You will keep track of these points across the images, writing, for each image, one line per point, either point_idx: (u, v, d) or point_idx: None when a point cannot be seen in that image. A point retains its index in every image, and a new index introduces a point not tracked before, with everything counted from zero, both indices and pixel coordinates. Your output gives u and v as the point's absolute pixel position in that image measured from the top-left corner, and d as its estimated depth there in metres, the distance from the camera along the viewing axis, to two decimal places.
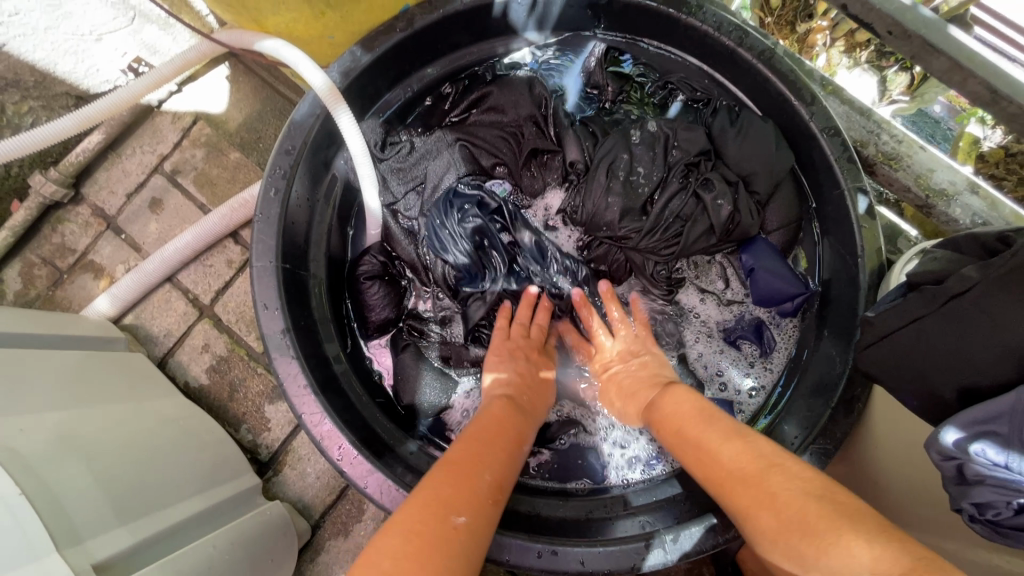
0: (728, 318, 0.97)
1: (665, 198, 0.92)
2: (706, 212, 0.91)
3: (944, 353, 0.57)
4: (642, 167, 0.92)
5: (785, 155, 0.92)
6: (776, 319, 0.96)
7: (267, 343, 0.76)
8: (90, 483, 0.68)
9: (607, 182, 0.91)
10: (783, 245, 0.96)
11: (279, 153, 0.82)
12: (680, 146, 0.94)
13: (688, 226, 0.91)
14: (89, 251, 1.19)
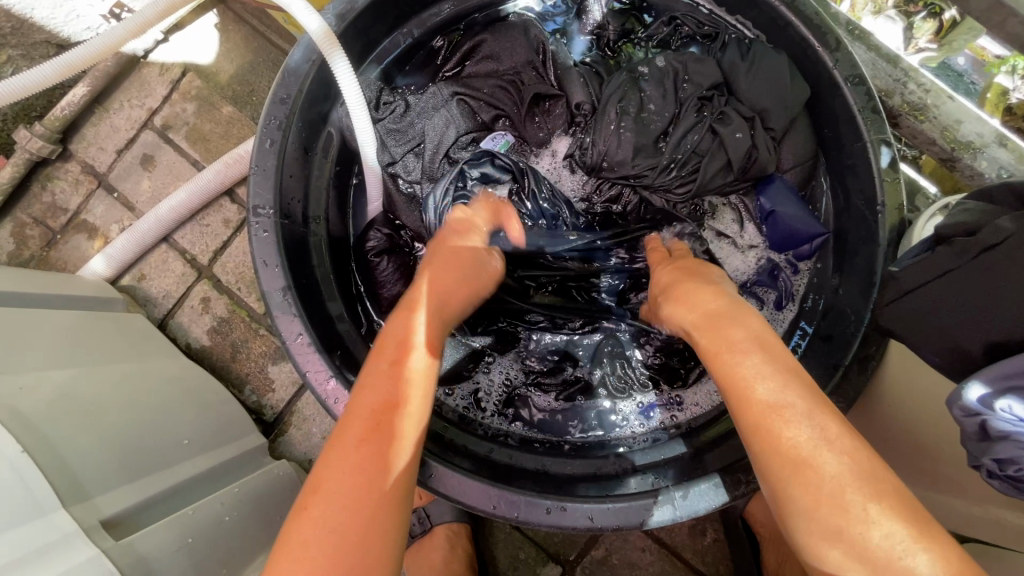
0: (747, 266, 0.94)
1: (680, 132, 0.88)
2: (724, 146, 0.87)
3: (970, 309, 0.55)
4: (653, 104, 0.89)
5: (801, 86, 0.87)
6: (792, 262, 0.94)
7: (268, 302, 0.73)
8: (94, 442, 0.67)
9: (618, 120, 0.88)
10: (798, 183, 0.93)
11: (272, 101, 0.78)
12: (691, 80, 0.90)
13: (706, 160, 0.88)
14: (82, 210, 1.15)
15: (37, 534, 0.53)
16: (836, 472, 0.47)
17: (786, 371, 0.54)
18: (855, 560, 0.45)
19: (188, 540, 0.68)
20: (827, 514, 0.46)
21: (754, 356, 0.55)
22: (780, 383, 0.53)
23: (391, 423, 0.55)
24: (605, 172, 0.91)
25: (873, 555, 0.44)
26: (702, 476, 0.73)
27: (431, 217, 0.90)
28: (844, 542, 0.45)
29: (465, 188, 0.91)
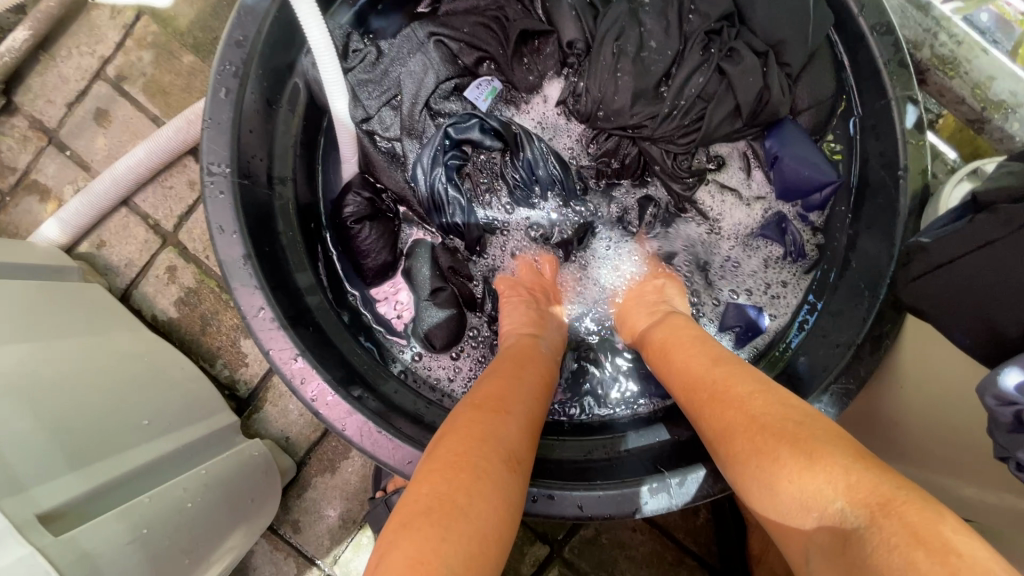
0: (753, 220, 0.88)
1: (684, 74, 0.79)
2: (731, 89, 0.79)
3: (1010, 284, 0.49)
4: (654, 42, 0.80)
5: (824, 11, 0.78)
6: (802, 214, 0.88)
7: (225, 272, 0.65)
8: (36, 427, 0.60)
9: (616, 59, 0.79)
10: (810, 128, 0.85)
11: (227, 44, 0.68)
12: (696, 10, 0.81)
13: (712, 105, 0.80)
14: (32, 170, 1.05)
15: None
16: (750, 428, 0.50)
17: (712, 360, 0.60)
18: (793, 509, 0.46)
19: (143, 531, 0.63)
20: (749, 469, 0.49)
21: (686, 354, 0.63)
22: (708, 369, 0.59)
23: (510, 405, 0.56)
24: (600, 122, 0.83)
25: (793, 497, 0.45)
26: (692, 464, 0.68)
27: (421, 187, 0.84)
28: (777, 495, 0.47)
29: (450, 151, 0.84)
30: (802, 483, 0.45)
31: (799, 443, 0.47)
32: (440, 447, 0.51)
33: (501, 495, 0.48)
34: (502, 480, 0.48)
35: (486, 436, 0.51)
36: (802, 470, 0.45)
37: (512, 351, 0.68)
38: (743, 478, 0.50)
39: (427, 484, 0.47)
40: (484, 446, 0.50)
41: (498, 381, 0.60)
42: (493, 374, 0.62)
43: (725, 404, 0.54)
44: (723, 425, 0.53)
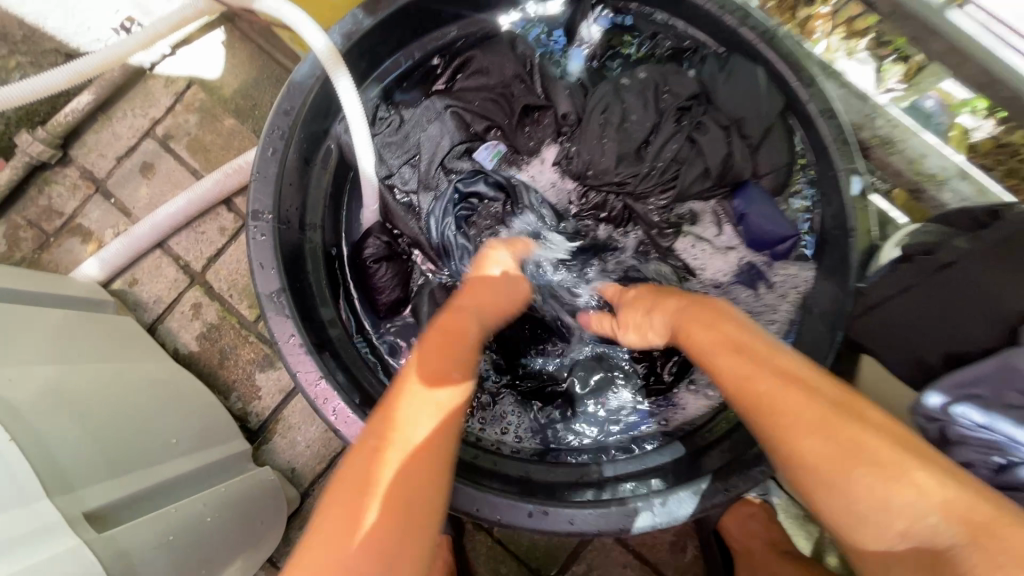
0: (726, 266, 0.99)
1: (660, 141, 0.94)
2: (701, 154, 0.93)
3: (928, 320, 0.62)
4: (635, 115, 0.94)
5: (774, 98, 0.92)
6: (769, 261, 0.97)
7: (263, 303, 0.75)
8: (82, 437, 0.67)
9: (602, 129, 0.94)
10: (774, 189, 0.96)
11: (277, 112, 0.81)
12: (670, 91, 0.95)
13: (684, 168, 0.94)
14: (77, 214, 1.16)
15: (18, 522, 0.53)
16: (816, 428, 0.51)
17: (732, 346, 0.59)
18: (874, 528, 0.49)
19: (168, 538, 0.67)
20: (835, 477, 0.50)
21: (727, 353, 0.58)
22: (763, 366, 0.56)
23: (391, 482, 0.53)
24: (589, 181, 0.97)
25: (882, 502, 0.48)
26: (675, 487, 0.75)
27: (433, 234, 0.95)
28: (865, 517, 0.49)
29: (460, 204, 0.96)
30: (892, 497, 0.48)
31: (875, 454, 0.49)
32: (337, 534, 0.50)
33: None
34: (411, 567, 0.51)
35: (386, 526, 0.51)
36: (890, 491, 0.48)
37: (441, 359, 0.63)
38: (814, 488, 0.51)
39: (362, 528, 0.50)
40: (343, 537, 0.50)
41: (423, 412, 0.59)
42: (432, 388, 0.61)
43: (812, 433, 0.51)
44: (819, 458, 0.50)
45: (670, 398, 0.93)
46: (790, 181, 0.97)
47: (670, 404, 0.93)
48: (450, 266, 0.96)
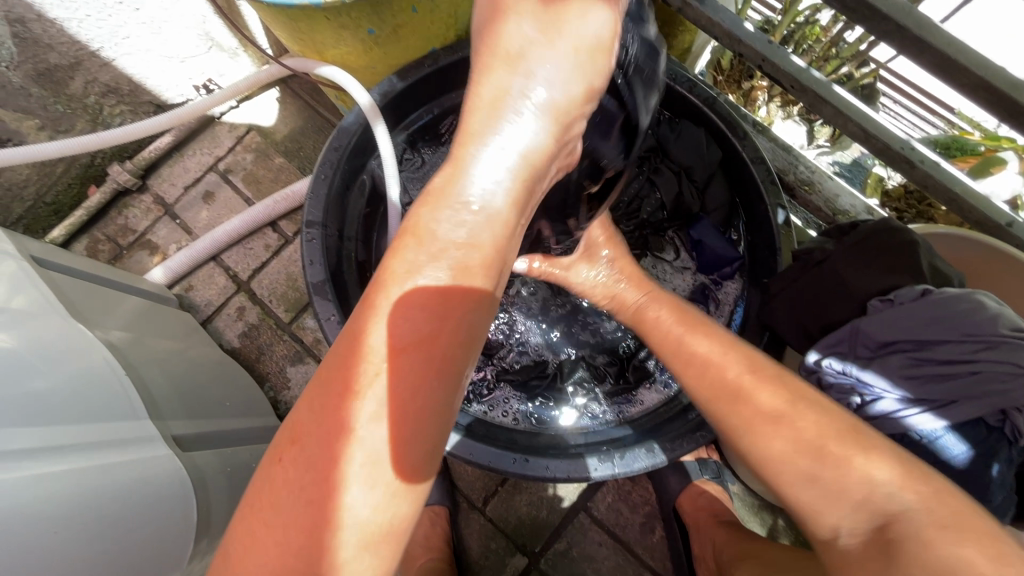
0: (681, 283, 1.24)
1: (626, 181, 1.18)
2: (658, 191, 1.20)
3: (813, 305, 0.79)
4: None
5: (714, 151, 1.16)
6: (718, 280, 1.20)
7: (310, 289, 0.96)
8: (166, 386, 0.87)
9: None
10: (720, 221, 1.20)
11: (328, 148, 1.06)
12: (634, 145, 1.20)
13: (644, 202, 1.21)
14: (148, 232, 1.40)
15: (129, 430, 0.72)
16: (720, 356, 0.74)
17: (682, 331, 0.82)
18: (809, 479, 0.60)
19: (228, 469, 0.87)
20: (746, 439, 0.66)
21: (672, 332, 0.83)
22: (682, 337, 0.81)
23: (330, 420, 0.49)
24: None
25: (751, 418, 0.66)
26: (632, 446, 0.93)
27: None
28: (789, 460, 0.62)
29: None
30: (794, 440, 0.62)
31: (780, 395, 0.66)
32: (278, 475, 0.48)
33: (378, 516, 0.49)
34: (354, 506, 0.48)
35: (324, 466, 0.48)
36: (793, 421, 0.63)
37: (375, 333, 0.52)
38: (764, 453, 0.64)
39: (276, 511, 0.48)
40: (280, 481, 0.48)
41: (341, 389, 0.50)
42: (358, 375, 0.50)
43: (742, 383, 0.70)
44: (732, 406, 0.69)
45: (641, 393, 1.09)
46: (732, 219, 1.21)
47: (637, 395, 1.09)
48: None
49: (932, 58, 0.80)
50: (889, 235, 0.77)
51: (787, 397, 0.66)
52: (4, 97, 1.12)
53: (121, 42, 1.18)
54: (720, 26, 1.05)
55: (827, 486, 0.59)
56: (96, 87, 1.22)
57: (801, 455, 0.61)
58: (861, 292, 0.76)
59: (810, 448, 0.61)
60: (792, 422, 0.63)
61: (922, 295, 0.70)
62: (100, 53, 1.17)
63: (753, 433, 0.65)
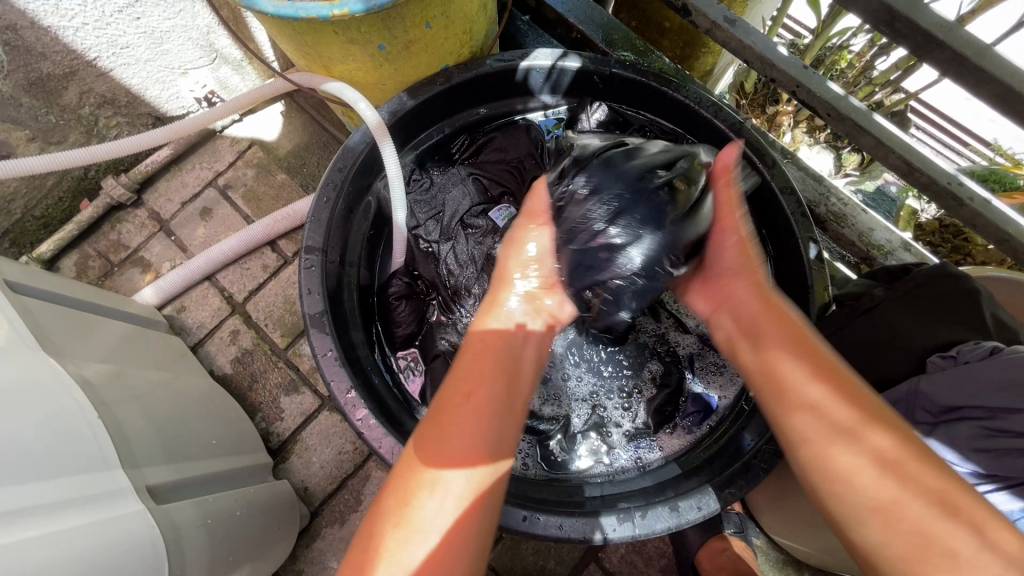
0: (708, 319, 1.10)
1: None
2: None
3: (862, 356, 0.72)
4: None
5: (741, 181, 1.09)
6: None
7: (307, 321, 0.89)
8: (144, 426, 0.80)
9: None
10: None
11: (332, 169, 0.99)
12: None
13: None
14: (141, 249, 1.34)
15: (97, 482, 0.65)
16: (815, 380, 0.66)
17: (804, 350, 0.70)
18: (905, 541, 0.54)
19: (208, 520, 0.79)
20: (846, 501, 0.59)
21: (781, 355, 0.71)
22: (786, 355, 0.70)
23: (452, 421, 0.68)
24: None
25: (831, 441, 0.61)
26: (653, 503, 0.85)
27: (453, 274, 1.12)
28: (874, 519, 0.56)
29: (477, 257, 1.12)
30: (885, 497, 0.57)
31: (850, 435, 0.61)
32: (409, 458, 0.67)
33: (465, 507, 0.63)
34: (432, 506, 0.62)
35: (441, 457, 0.65)
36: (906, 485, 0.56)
37: (469, 364, 0.75)
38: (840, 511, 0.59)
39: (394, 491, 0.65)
40: (405, 465, 0.66)
41: (463, 401, 0.70)
42: (465, 400, 0.70)
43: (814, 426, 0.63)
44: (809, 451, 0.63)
45: (662, 438, 1.02)
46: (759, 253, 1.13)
47: (657, 442, 1.01)
48: (463, 310, 1.10)
49: (994, 89, 0.73)
50: (947, 283, 0.70)
51: (882, 462, 0.58)
52: None
53: (119, 52, 1.13)
54: (752, 49, 0.99)
55: (872, 517, 0.57)
56: (91, 98, 1.17)
57: (902, 517, 0.55)
58: (918, 346, 0.69)
59: (890, 494, 0.56)
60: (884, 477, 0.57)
61: (990, 353, 0.61)
62: (96, 63, 1.12)
63: (820, 459, 0.61)
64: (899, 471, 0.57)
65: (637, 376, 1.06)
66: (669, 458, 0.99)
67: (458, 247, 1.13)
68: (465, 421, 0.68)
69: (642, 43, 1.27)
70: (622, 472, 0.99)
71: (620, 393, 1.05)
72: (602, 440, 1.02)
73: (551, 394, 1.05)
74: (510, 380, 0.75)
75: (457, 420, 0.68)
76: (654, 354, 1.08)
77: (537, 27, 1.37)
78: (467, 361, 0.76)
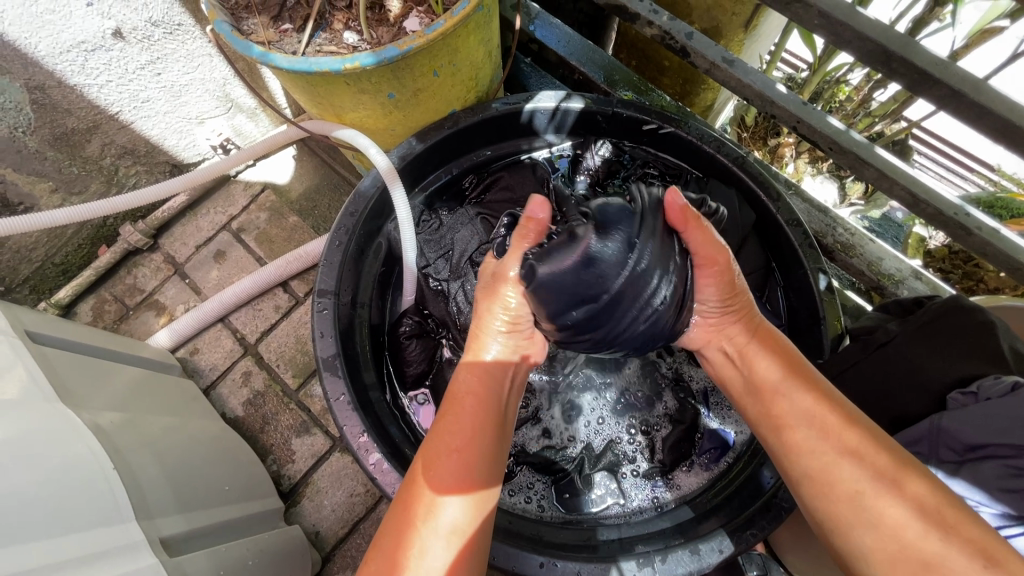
0: None
1: None
2: None
3: (878, 393, 0.71)
4: None
5: (747, 213, 1.10)
6: None
7: (320, 365, 0.89)
8: (158, 475, 0.79)
9: None
10: (756, 286, 1.12)
11: (345, 213, 1.01)
12: None
13: None
14: (156, 292, 1.36)
15: (113, 536, 0.65)
16: (807, 418, 0.64)
17: (780, 380, 0.69)
18: None
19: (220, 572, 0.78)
20: (862, 542, 0.55)
21: (774, 390, 0.69)
22: (778, 380, 0.69)
23: (440, 464, 0.68)
24: None
25: (821, 472, 0.60)
26: (674, 547, 0.83)
27: (463, 312, 1.11)
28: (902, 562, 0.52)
29: None
30: (906, 536, 0.53)
31: (865, 472, 0.58)
32: (405, 501, 0.66)
33: (454, 554, 0.62)
34: (431, 555, 0.62)
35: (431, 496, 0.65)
36: (923, 526, 0.53)
37: (448, 409, 0.73)
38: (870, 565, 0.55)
39: (382, 554, 0.63)
40: (400, 512, 0.65)
41: (441, 449, 0.69)
42: (434, 446, 0.69)
43: (830, 471, 0.59)
44: (823, 494, 0.59)
45: (678, 475, 1.00)
46: (768, 283, 1.13)
47: (672, 481, 1.00)
48: None
49: (994, 122, 0.74)
50: (962, 317, 0.70)
51: (918, 509, 0.54)
52: (19, 161, 1.09)
53: (140, 106, 1.18)
54: (751, 87, 1.02)
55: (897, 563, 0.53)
56: (112, 149, 1.21)
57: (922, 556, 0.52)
58: (935, 382, 0.68)
59: (905, 519, 0.54)
60: (905, 516, 0.54)
61: (1012, 389, 0.61)
62: (119, 116, 1.17)
63: (820, 496, 0.59)
64: (869, 500, 0.56)
65: (651, 413, 1.05)
66: (685, 498, 0.97)
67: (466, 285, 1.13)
68: (441, 470, 0.67)
69: (643, 83, 1.30)
70: (638, 512, 0.97)
71: (635, 431, 1.04)
72: (617, 479, 1.00)
73: (565, 433, 1.04)
74: (491, 416, 0.74)
75: (442, 469, 0.67)
76: (668, 388, 1.07)
77: (540, 68, 1.42)
78: (447, 403, 0.74)
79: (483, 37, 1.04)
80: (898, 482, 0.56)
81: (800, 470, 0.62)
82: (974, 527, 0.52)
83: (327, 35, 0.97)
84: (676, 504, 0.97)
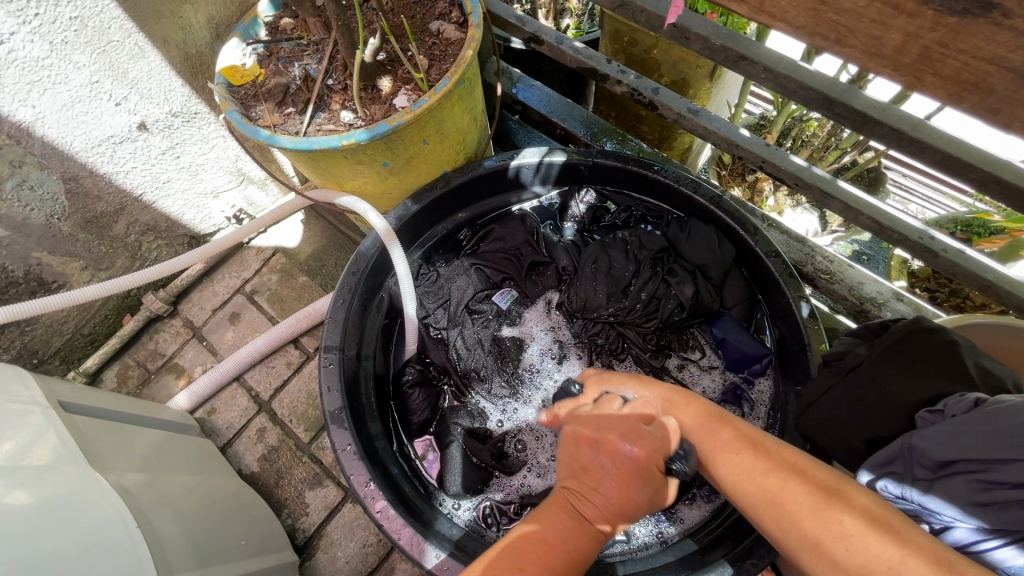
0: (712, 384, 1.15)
1: (641, 282, 1.17)
2: (672, 293, 1.15)
3: (853, 417, 0.75)
4: (618, 264, 1.19)
5: (726, 248, 1.15)
6: (750, 378, 1.13)
7: (327, 418, 0.95)
8: (179, 533, 0.84)
9: (594, 276, 1.18)
10: (743, 317, 1.17)
11: (347, 272, 1.09)
12: (645, 247, 1.20)
13: (660, 303, 1.15)
14: (176, 355, 1.44)
15: None
16: (738, 447, 0.68)
17: (716, 419, 0.73)
18: None
19: None
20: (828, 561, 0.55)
21: (704, 431, 0.73)
22: (709, 420, 0.74)
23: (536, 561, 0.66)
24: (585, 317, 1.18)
25: (775, 495, 0.62)
26: None
27: (462, 359, 1.18)
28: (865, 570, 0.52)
29: (484, 343, 1.19)
30: (866, 551, 0.53)
31: (810, 493, 0.59)
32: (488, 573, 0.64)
33: None
34: None
35: None
36: (875, 534, 0.53)
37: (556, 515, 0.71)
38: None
39: None
40: None
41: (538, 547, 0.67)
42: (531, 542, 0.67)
43: (780, 495, 0.61)
44: (781, 518, 0.60)
45: (681, 509, 1.01)
46: (754, 314, 1.18)
47: (675, 515, 1.01)
48: (474, 393, 1.16)
49: (937, 156, 0.79)
50: (924, 338, 0.74)
51: (871, 519, 0.55)
52: (55, 245, 1.20)
53: (162, 186, 1.30)
54: (716, 134, 1.10)
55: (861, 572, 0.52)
56: (137, 227, 1.32)
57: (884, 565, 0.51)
58: (905, 403, 0.71)
59: (860, 529, 0.54)
60: (859, 525, 0.54)
61: (975, 405, 0.64)
62: (142, 198, 1.28)
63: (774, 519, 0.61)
64: (822, 515, 0.57)
65: None
66: (689, 531, 0.99)
67: (465, 332, 1.20)
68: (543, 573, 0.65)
69: (621, 132, 1.40)
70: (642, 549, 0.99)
71: None
72: None
73: None
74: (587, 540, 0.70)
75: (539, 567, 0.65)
76: None
77: (527, 126, 1.53)
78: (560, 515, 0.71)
79: (467, 106, 1.14)
80: (840, 497, 0.57)
81: (748, 499, 0.65)
82: (921, 534, 0.53)
83: (326, 115, 1.08)
84: (679, 538, 0.99)
